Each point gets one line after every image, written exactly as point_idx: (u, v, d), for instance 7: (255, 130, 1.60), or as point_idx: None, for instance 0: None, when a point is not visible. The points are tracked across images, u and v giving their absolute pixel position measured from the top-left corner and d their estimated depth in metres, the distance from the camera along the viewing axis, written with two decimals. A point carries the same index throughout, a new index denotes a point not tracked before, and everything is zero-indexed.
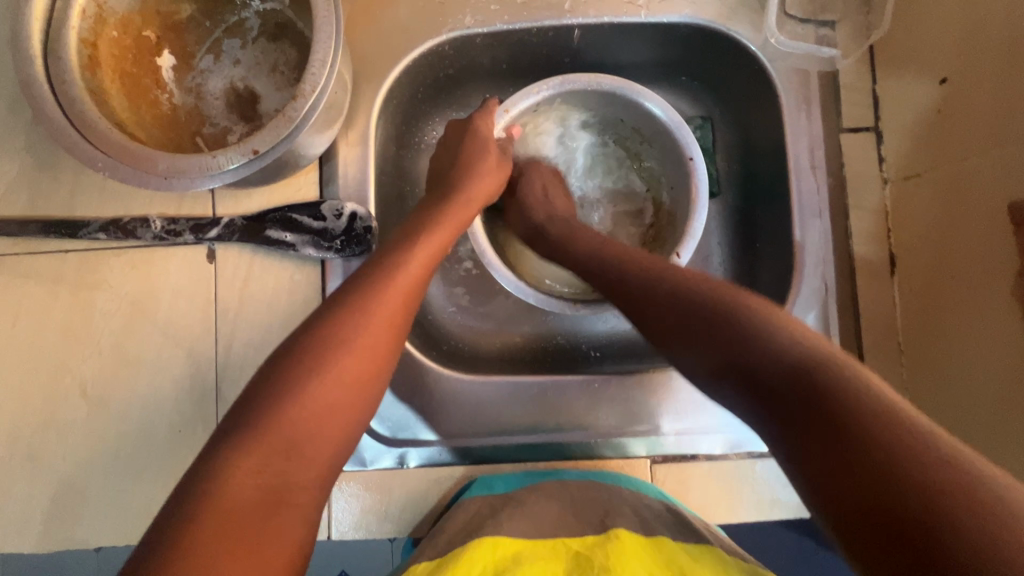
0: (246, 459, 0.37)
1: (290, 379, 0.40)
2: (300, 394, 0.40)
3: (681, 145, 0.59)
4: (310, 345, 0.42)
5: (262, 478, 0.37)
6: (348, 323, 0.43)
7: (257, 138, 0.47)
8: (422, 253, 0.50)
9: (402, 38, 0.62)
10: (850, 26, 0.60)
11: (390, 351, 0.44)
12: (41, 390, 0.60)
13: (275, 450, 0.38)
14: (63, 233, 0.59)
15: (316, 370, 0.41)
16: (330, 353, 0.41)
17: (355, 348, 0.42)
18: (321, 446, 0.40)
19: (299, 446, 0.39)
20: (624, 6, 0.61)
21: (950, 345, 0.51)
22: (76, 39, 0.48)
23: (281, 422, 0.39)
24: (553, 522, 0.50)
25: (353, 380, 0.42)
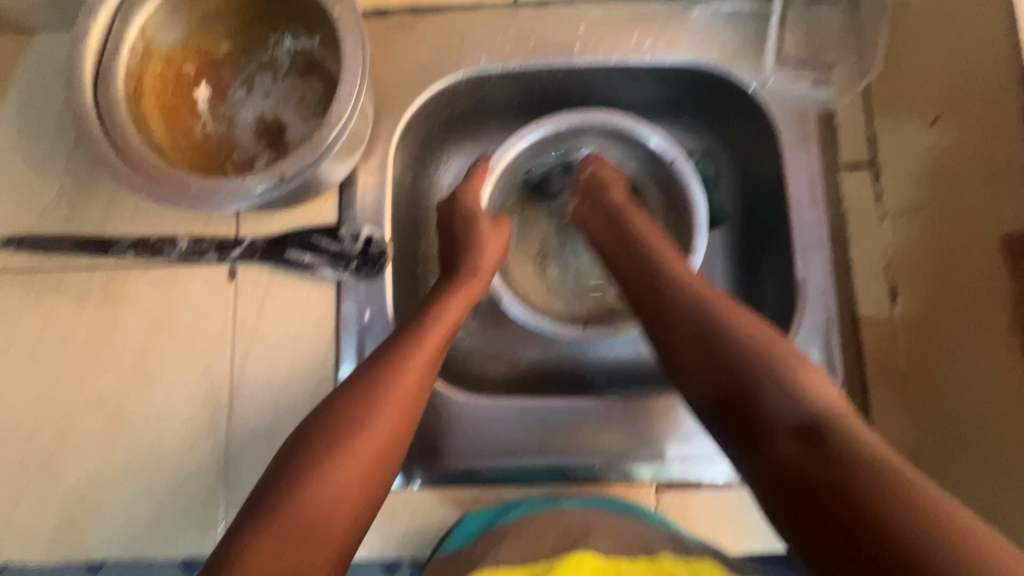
0: (258, 540, 0.39)
1: (305, 462, 0.42)
2: (314, 473, 0.42)
3: (681, 176, 0.64)
4: (331, 427, 0.44)
5: (273, 565, 0.38)
6: (365, 403, 0.46)
7: (285, 163, 0.50)
8: (434, 332, 0.52)
9: (422, 74, 0.66)
10: (843, 70, 0.63)
11: (405, 422, 0.47)
12: (61, 401, 0.61)
13: (290, 531, 0.39)
14: (95, 251, 0.63)
15: (333, 450, 0.43)
16: (347, 432, 0.44)
17: (372, 426, 0.45)
18: (337, 526, 0.41)
19: (311, 528, 0.40)
20: (630, 49, 0.65)
21: (954, 379, 0.52)
22: (123, 72, 0.52)
23: (297, 503, 0.40)
24: (553, 545, 0.51)
25: (368, 455, 0.44)
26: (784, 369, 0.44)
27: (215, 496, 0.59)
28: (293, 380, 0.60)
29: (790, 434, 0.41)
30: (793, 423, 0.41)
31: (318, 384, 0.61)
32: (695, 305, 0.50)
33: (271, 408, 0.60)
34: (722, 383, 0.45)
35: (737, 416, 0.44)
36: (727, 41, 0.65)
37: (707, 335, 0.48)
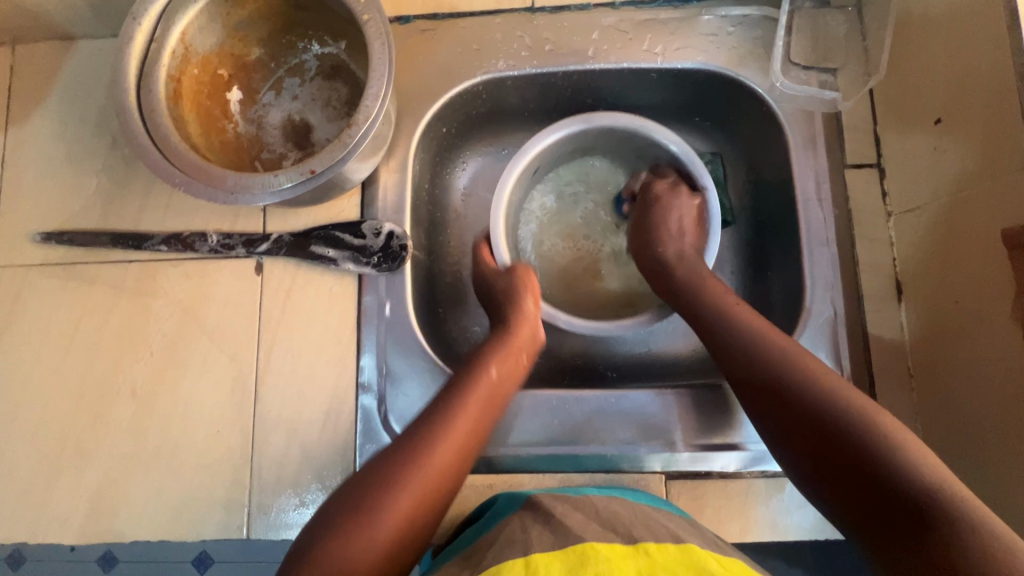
0: (347, 530, 0.44)
1: (393, 460, 0.49)
2: (398, 466, 0.48)
3: (690, 170, 0.65)
4: (410, 434, 0.51)
5: (352, 539, 0.44)
6: (442, 416, 0.52)
7: (315, 159, 0.53)
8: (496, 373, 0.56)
9: (442, 78, 0.69)
10: (849, 73, 0.65)
11: (478, 428, 0.53)
12: (96, 388, 0.64)
13: (370, 514, 0.45)
14: (129, 245, 0.66)
15: (415, 450, 0.49)
16: (427, 437, 0.50)
17: (450, 433, 0.51)
18: (406, 508, 0.46)
19: (395, 514, 0.46)
20: (642, 54, 0.68)
21: (960, 370, 0.53)
22: (164, 74, 0.55)
23: (379, 490, 0.47)
24: (581, 529, 0.49)
25: (447, 460, 0.50)
26: (866, 420, 0.46)
27: (241, 482, 0.61)
28: (317, 370, 0.63)
29: (868, 484, 0.43)
30: (897, 485, 0.42)
31: (340, 374, 0.63)
32: (783, 361, 0.51)
33: (296, 397, 0.63)
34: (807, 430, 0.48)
35: (826, 450, 0.46)
36: (735, 46, 0.67)
37: (780, 386, 0.50)
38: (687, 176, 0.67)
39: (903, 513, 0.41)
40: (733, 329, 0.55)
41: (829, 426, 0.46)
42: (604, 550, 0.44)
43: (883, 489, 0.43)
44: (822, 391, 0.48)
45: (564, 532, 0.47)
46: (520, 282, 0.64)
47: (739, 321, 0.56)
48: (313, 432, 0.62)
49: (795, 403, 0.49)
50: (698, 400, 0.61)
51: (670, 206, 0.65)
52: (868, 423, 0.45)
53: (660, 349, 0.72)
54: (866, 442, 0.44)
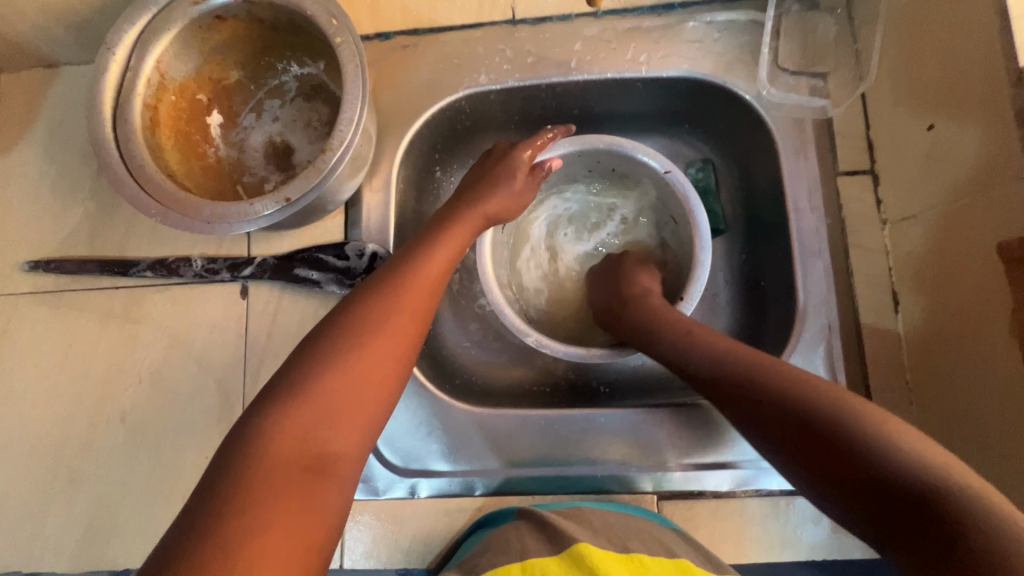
0: (295, 409, 0.39)
1: (336, 340, 0.43)
2: (335, 369, 0.41)
3: (678, 190, 0.64)
4: (348, 326, 0.44)
5: (294, 444, 0.38)
6: (390, 295, 0.47)
7: (289, 187, 0.52)
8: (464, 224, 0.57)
9: (424, 94, 0.68)
10: (839, 78, 0.63)
11: (416, 333, 0.46)
12: (85, 416, 0.64)
13: (312, 418, 0.39)
14: (115, 272, 0.66)
15: (356, 346, 0.43)
16: (365, 331, 0.44)
17: (401, 301, 0.47)
18: (359, 420, 0.41)
19: (337, 420, 0.40)
20: (626, 63, 0.66)
21: (959, 387, 0.51)
22: (140, 103, 0.55)
23: (317, 399, 0.40)
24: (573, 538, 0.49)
25: (382, 369, 0.43)
26: (833, 407, 0.42)
27: None
28: None
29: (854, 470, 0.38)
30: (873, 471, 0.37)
31: None
32: (742, 370, 0.49)
33: None
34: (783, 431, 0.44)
35: (794, 444, 0.42)
36: (721, 52, 0.65)
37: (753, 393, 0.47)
38: (676, 197, 0.66)
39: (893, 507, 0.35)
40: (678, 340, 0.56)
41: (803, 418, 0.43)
42: (596, 556, 0.47)
43: (861, 475, 0.38)
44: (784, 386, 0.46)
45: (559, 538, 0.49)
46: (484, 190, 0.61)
47: (684, 336, 0.56)
48: None
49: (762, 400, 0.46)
50: (690, 418, 0.60)
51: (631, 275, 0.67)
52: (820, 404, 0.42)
53: (652, 363, 0.71)
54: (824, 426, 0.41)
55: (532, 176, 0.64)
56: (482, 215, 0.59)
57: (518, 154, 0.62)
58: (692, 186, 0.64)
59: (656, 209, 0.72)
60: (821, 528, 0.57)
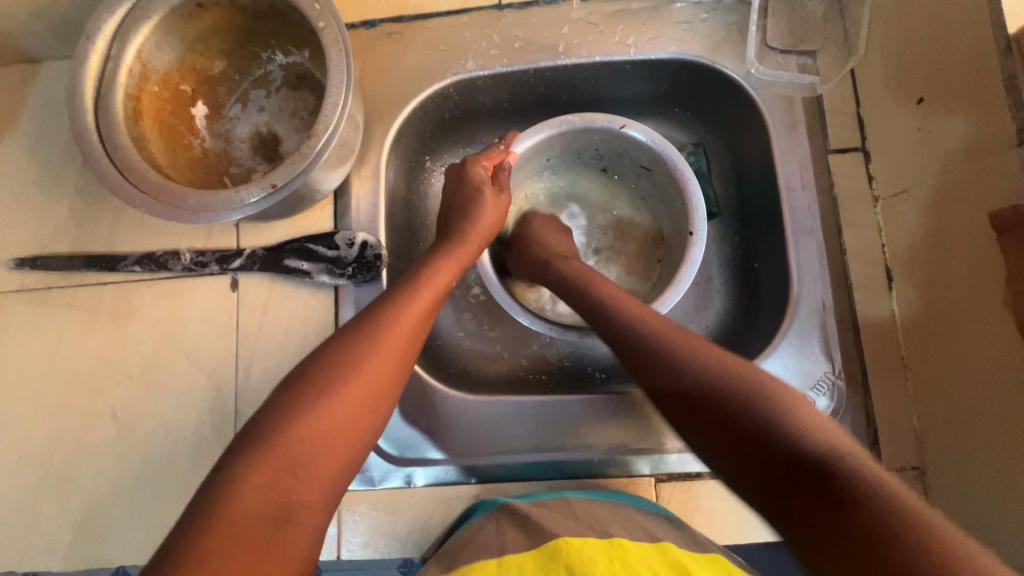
0: (266, 456, 0.40)
1: (309, 387, 0.44)
2: (307, 416, 0.43)
3: (643, 139, 0.65)
4: (323, 369, 0.45)
5: (260, 491, 0.39)
6: (368, 339, 0.48)
7: (275, 173, 0.51)
8: (450, 262, 0.58)
9: (412, 82, 0.68)
10: (828, 55, 0.63)
11: (392, 379, 0.47)
12: (76, 413, 0.64)
13: (282, 466, 0.40)
14: (103, 267, 0.65)
15: (328, 394, 0.44)
16: (340, 378, 0.45)
17: (381, 344, 0.48)
18: (326, 466, 0.42)
19: (305, 465, 0.41)
20: (615, 46, 0.66)
21: (953, 360, 0.51)
22: (122, 93, 0.54)
23: (288, 445, 0.41)
24: (555, 527, 0.50)
25: (354, 412, 0.44)
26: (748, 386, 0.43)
27: None
28: None
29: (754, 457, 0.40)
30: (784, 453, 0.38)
31: None
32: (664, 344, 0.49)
33: None
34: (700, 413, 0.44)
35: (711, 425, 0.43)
36: (710, 33, 0.65)
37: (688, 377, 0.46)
38: (646, 149, 0.66)
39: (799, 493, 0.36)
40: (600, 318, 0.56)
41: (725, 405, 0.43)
42: (574, 543, 0.47)
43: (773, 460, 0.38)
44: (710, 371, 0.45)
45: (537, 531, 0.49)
46: (467, 226, 0.62)
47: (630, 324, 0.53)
48: None
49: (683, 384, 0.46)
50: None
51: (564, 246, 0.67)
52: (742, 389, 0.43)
53: None
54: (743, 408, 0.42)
55: (498, 189, 0.65)
56: (467, 253, 0.60)
57: (473, 168, 0.64)
58: (661, 138, 0.64)
59: (629, 169, 0.72)
60: None
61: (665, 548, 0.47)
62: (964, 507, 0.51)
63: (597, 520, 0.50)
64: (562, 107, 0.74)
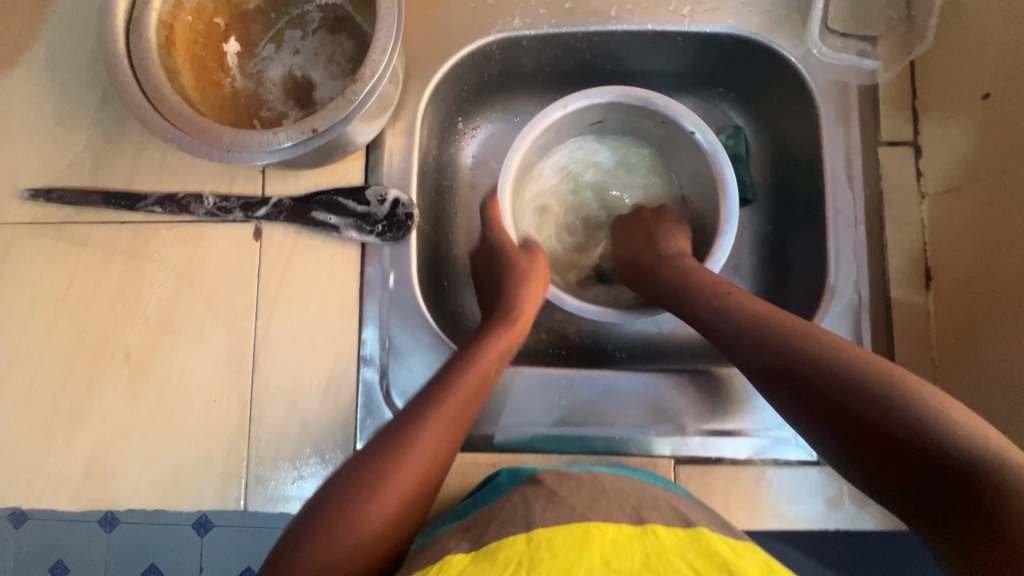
0: (334, 517, 0.43)
1: (384, 449, 0.47)
2: (370, 488, 0.44)
3: (642, 101, 0.63)
4: (389, 440, 0.47)
5: (331, 565, 0.41)
6: (429, 409, 0.49)
7: (317, 118, 0.49)
8: (513, 316, 0.60)
9: (454, 36, 0.65)
10: (892, 41, 0.61)
11: (451, 447, 0.49)
12: (89, 352, 0.62)
13: (347, 537, 0.42)
14: (122, 205, 0.63)
15: (394, 460, 0.46)
16: (406, 443, 0.47)
17: (442, 410, 0.49)
18: (383, 533, 0.43)
19: (366, 534, 0.43)
20: (668, 15, 0.63)
21: (988, 363, 0.51)
22: (155, 20, 0.51)
23: (354, 516, 0.43)
24: (584, 508, 0.45)
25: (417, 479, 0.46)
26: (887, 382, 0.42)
27: (239, 451, 0.60)
28: (319, 342, 0.61)
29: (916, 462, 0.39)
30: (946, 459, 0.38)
31: (341, 347, 0.61)
32: (783, 335, 0.49)
33: (295, 368, 0.61)
34: (845, 417, 0.43)
35: (860, 421, 0.42)
36: (769, 9, 0.63)
37: (835, 375, 0.44)
38: (646, 111, 0.64)
39: (961, 491, 0.37)
40: (742, 308, 0.53)
41: (909, 417, 0.40)
42: (606, 531, 0.42)
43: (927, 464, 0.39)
44: (864, 383, 0.43)
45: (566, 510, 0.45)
46: (517, 280, 0.62)
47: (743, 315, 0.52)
48: (314, 407, 0.60)
49: (840, 388, 0.44)
50: (707, 383, 0.60)
51: (664, 231, 0.65)
52: (878, 378, 0.43)
53: (671, 329, 0.70)
54: (903, 407, 0.41)
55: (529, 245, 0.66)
56: (521, 305, 0.61)
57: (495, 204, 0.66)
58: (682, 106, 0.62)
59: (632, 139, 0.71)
60: (833, 500, 0.57)
61: (701, 535, 0.43)
62: None
63: (628, 504, 0.47)
64: (605, 76, 0.71)
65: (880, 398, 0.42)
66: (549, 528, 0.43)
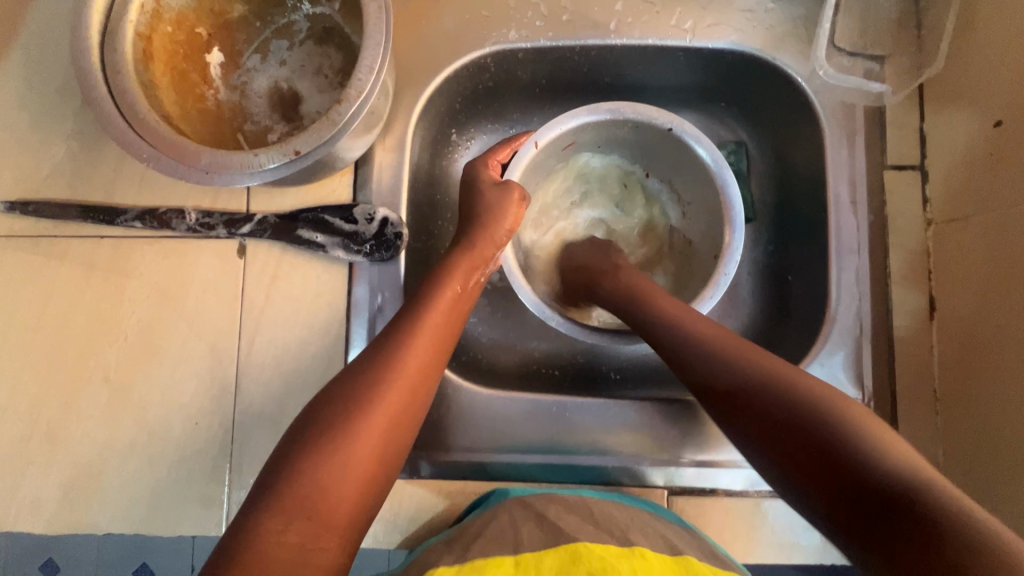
0: (283, 494, 0.38)
1: (334, 414, 0.42)
2: (319, 462, 0.39)
3: (645, 118, 0.60)
4: (336, 406, 0.42)
5: (285, 542, 0.37)
6: (381, 368, 0.44)
7: (300, 139, 0.47)
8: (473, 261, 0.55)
9: (447, 47, 0.62)
10: (899, 63, 0.59)
11: (417, 396, 0.45)
12: (66, 372, 0.60)
13: (299, 511, 0.38)
14: (101, 219, 0.61)
15: (344, 428, 0.41)
16: (361, 405, 0.42)
17: (404, 369, 0.44)
18: (345, 508, 0.39)
19: (321, 506, 0.39)
20: (670, 29, 0.61)
21: (991, 400, 0.50)
22: (132, 32, 0.49)
23: (308, 492, 0.38)
24: (573, 531, 0.45)
25: (373, 446, 0.41)
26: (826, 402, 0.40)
27: (219, 476, 0.58)
28: (303, 365, 0.59)
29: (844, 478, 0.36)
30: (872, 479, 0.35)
31: (326, 370, 0.59)
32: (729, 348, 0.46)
33: (278, 390, 0.59)
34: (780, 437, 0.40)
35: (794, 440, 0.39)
36: (773, 25, 0.60)
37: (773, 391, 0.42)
38: (648, 127, 0.61)
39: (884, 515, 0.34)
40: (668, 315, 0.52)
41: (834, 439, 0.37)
42: (595, 549, 0.42)
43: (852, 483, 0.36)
44: (796, 396, 0.41)
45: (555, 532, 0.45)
46: (482, 231, 0.56)
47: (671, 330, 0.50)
48: None
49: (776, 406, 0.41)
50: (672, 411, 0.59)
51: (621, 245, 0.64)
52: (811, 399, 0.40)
53: None
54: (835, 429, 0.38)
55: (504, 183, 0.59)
56: (484, 258, 0.55)
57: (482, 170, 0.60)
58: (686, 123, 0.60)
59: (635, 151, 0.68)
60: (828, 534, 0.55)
61: (686, 562, 0.43)
62: None
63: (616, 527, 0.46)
64: (604, 90, 0.68)
65: (816, 421, 0.39)
66: (538, 551, 0.43)
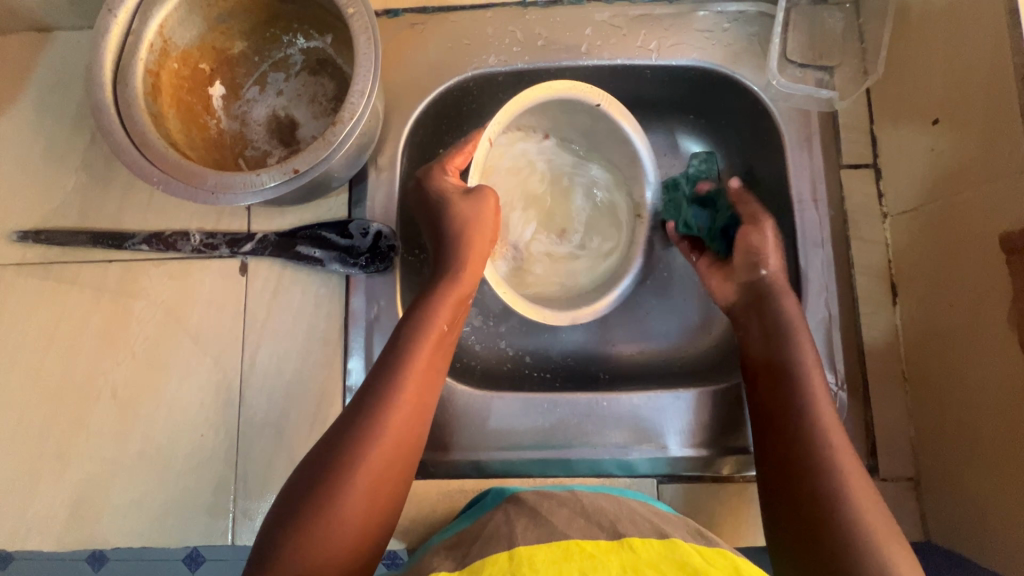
0: (285, 537, 0.42)
1: (331, 461, 0.46)
2: (320, 508, 0.43)
3: (578, 99, 0.62)
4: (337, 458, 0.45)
5: None
6: (371, 420, 0.47)
7: (298, 159, 0.51)
8: (455, 298, 0.56)
9: (432, 73, 0.67)
10: (847, 72, 0.65)
11: (406, 439, 0.49)
12: (76, 391, 0.63)
13: (297, 556, 0.42)
14: (109, 244, 0.64)
15: (339, 475, 0.45)
16: (351, 453, 0.46)
17: (393, 418, 0.48)
18: (341, 550, 0.43)
19: (320, 549, 0.42)
20: (637, 50, 0.67)
21: (949, 377, 0.53)
22: (142, 68, 0.53)
23: (305, 539, 0.42)
24: (564, 525, 0.45)
25: (367, 492, 0.45)
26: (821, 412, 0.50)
27: (225, 485, 0.60)
28: (305, 374, 0.62)
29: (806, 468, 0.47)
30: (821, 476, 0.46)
31: (327, 378, 0.62)
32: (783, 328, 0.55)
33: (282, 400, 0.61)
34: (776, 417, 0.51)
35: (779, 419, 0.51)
36: (730, 42, 0.66)
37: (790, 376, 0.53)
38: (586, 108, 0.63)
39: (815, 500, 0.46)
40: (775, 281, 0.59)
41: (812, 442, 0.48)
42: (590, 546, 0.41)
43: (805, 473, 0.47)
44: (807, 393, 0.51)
45: (547, 528, 0.44)
46: (460, 264, 0.58)
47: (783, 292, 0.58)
48: (299, 439, 0.61)
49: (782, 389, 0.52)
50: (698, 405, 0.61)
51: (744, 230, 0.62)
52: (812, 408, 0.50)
53: (653, 349, 0.72)
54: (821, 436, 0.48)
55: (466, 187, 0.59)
56: (465, 290, 0.57)
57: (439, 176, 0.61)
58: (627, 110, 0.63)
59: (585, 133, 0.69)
60: None
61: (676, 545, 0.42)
62: (952, 513, 0.54)
63: (606, 520, 0.47)
64: None
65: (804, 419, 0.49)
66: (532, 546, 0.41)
